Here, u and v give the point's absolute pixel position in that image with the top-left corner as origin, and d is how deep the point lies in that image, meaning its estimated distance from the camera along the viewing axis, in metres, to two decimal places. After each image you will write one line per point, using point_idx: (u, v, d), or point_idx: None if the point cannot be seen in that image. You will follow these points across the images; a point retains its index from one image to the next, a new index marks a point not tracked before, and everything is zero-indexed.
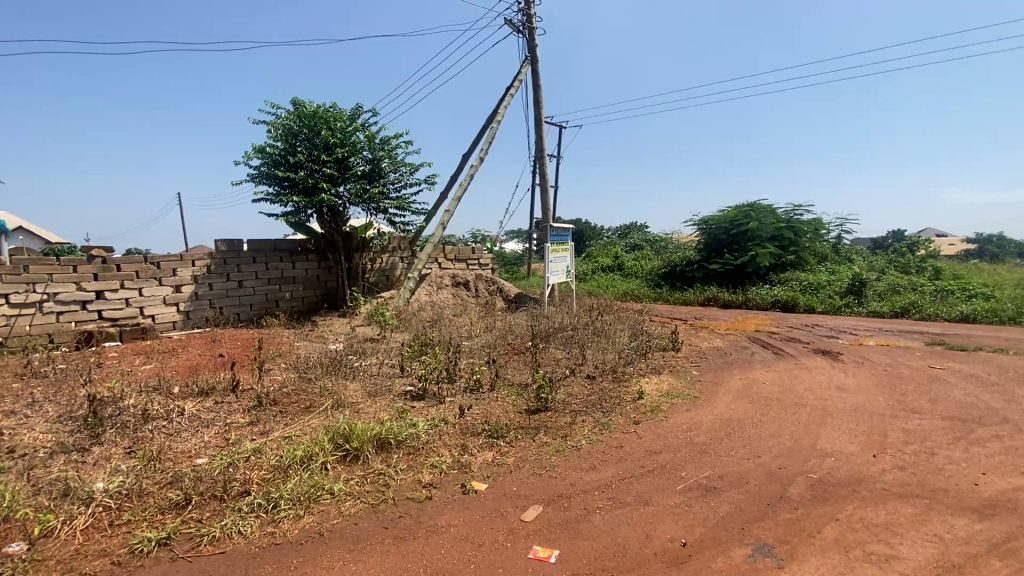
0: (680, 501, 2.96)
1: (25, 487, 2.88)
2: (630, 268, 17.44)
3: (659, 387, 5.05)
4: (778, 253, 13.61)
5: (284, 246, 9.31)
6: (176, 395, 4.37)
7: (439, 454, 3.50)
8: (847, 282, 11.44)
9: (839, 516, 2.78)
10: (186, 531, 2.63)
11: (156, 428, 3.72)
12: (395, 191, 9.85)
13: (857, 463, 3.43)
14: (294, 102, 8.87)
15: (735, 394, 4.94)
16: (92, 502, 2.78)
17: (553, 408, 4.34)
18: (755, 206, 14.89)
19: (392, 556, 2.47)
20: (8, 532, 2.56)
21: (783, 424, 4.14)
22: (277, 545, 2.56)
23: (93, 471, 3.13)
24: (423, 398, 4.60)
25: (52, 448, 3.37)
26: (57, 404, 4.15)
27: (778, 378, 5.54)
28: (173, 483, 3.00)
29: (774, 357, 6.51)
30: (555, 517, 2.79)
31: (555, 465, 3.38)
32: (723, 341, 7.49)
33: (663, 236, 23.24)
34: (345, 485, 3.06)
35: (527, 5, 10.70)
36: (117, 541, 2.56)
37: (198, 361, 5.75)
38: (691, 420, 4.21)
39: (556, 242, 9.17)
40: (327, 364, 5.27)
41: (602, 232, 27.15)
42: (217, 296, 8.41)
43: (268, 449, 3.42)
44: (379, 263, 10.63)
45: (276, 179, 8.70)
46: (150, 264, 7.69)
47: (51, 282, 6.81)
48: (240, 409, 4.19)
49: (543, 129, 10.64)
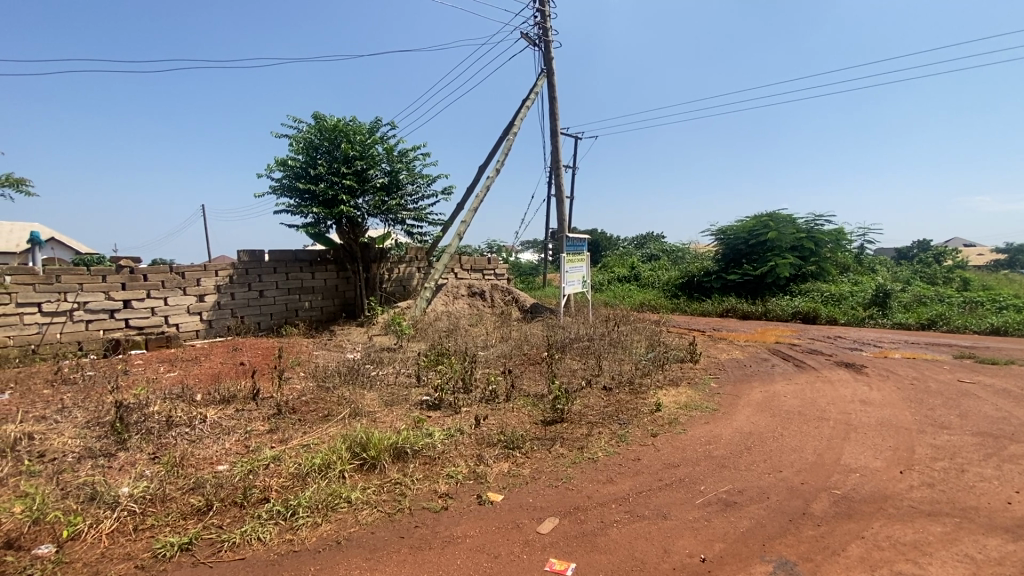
0: (699, 515, 2.92)
1: (55, 490, 2.97)
2: (646, 279, 17.35)
3: (678, 398, 4.99)
4: (798, 263, 13.41)
5: (304, 257, 9.49)
6: (198, 403, 4.45)
7: (455, 463, 3.51)
8: (871, 293, 11.21)
9: (865, 534, 2.71)
10: (207, 537, 2.67)
11: (179, 435, 3.80)
12: (412, 202, 9.98)
13: (883, 480, 3.34)
14: (315, 116, 9.08)
15: (755, 407, 4.85)
16: (117, 506, 2.84)
17: (569, 419, 4.32)
18: (774, 216, 14.76)
19: (407, 566, 2.47)
20: (38, 534, 2.64)
21: (805, 438, 4.06)
22: (295, 552, 2.58)
23: (119, 476, 3.21)
24: (440, 407, 4.64)
25: (80, 453, 3.48)
26: (85, 410, 4.27)
27: (800, 391, 5.42)
28: (195, 489, 3.06)
29: (794, 370, 6.40)
30: (572, 531, 2.76)
31: (570, 477, 3.36)
32: (743, 353, 7.40)
33: (680, 246, 23.03)
34: (362, 493, 3.08)
35: (544, 19, 10.84)
36: (141, 544, 2.62)
37: (220, 369, 5.87)
38: (710, 433, 4.15)
39: (573, 252, 9.17)
40: (346, 373, 5.34)
41: (617, 243, 27.10)
42: (239, 305, 8.58)
43: (287, 456, 3.45)
44: (396, 273, 10.75)
45: (298, 191, 8.88)
46: (175, 273, 7.88)
47: (81, 291, 7.04)
48: (260, 418, 4.25)
49: (559, 140, 10.70)
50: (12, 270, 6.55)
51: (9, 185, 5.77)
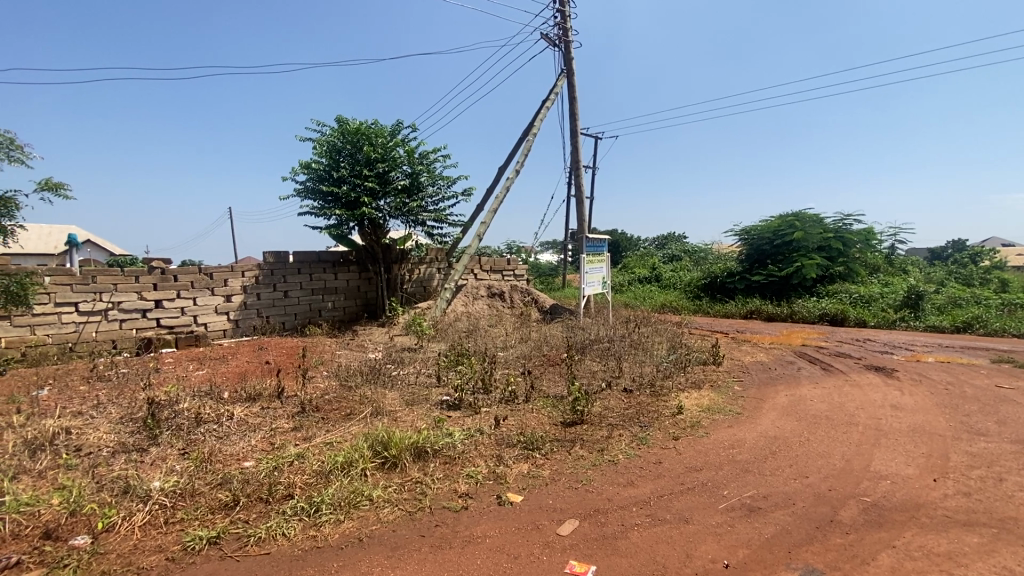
0: (723, 520, 2.87)
1: (91, 484, 3.08)
2: (667, 280, 17.12)
3: (700, 401, 4.91)
4: (826, 264, 13.08)
5: (327, 258, 9.66)
6: (225, 401, 4.57)
7: (475, 463, 3.53)
8: (903, 295, 10.86)
9: (896, 543, 2.63)
10: (234, 531, 2.73)
11: (208, 431, 3.90)
12: (433, 203, 10.06)
13: (916, 488, 3.23)
14: (338, 119, 9.24)
15: (780, 411, 4.75)
16: (149, 500, 2.93)
17: (589, 421, 4.29)
18: (800, 216, 14.43)
19: (428, 564, 2.49)
20: (75, 525, 2.74)
21: (833, 444, 3.95)
22: (319, 548, 2.62)
23: (150, 470, 3.31)
24: (459, 407, 4.67)
25: (115, 447, 3.60)
26: (119, 406, 4.42)
27: (827, 395, 5.29)
28: (223, 484, 3.14)
29: (821, 373, 6.25)
30: (592, 533, 2.74)
31: (590, 480, 3.33)
32: (768, 356, 7.25)
33: (703, 246, 22.69)
34: (383, 491, 3.12)
35: (564, 19, 10.81)
36: (171, 537, 2.70)
37: (246, 367, 6.01)
38: (734, 437, 4.08)
39: (593, 253, 9.12)
40: (367, 373, 5.40)
41: (638, 244, 26.85)
42: (264, 306, 8.76)
43: (311, 454, 3.52)
44: (416, 274, 10.85)
45: (321, 194, 9.04)
46: (203, 274, 8.10)
47: (116, 291, 7.29)
48: (285, 416, 4.34)
49: (579, 140, 10.65)
50: (51, 270, 6.81)
51: (47, 189, 5.99)
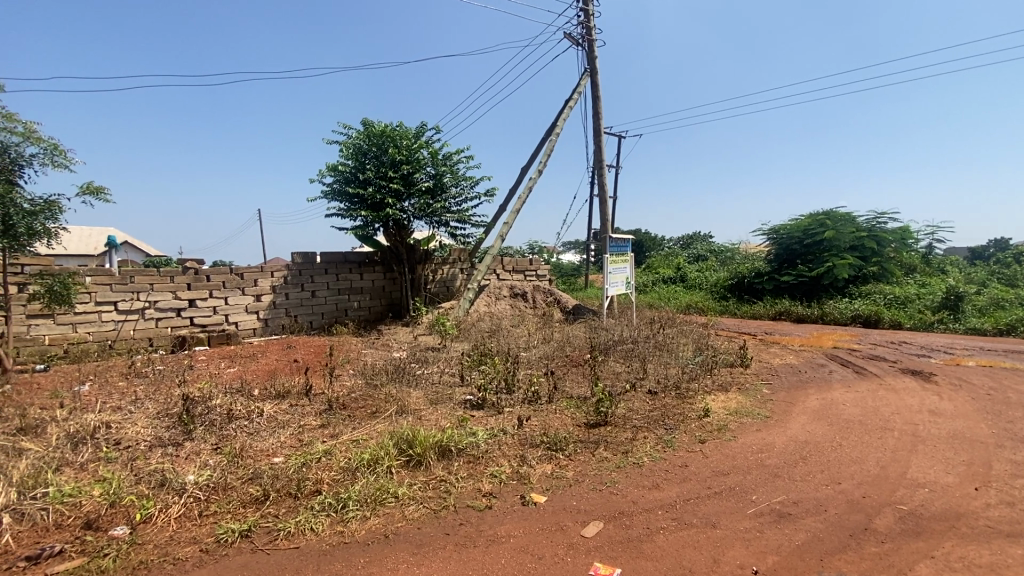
0: (751, 525, 2.81)
1: (130, 476, 3.20)
2: (693, 281, 16.84)
3: (727, 404, 4.82)
4: (858, 264, 12.69)
5: (353, 258, 9.82)
6: (256, 398, 4.69)
7: (499, 463, 3.54)
8: (941, 297, 10.45)
9: (934, 554, 2.53)
10: (264, 525, 2.80)
11: (239, 427, 4.01)
12: (456, 204, 10.13)
13: (955, 496, 3.10)
14: (364, 122, 9.40)
15: (811, 415, 4.62)
16: (185, 493, 3.03)
17: (614, 423, 4.26)
18: (831, 214, 14.03)
19: (453, 562, 2.51)
20: (115, 515, 2.86)
21: (867, 449, 3.83)
22: (346, 544, 2.67)
23: (185, 464, 3.42)
24: (483, 407, 4.68)
25: (152, 441, 3.73)
26: (156, 402, 4.59)
27: (860, 399, 5.13)
28: (254, 479, 3.22)
29: (854, 377, 6.06)
30: (617, 535, 2.72)
31: (615, 482, 3.31)
32: (797, 358, 7.07)
33: (730, 246, 22.23)
34: (408, 489, 3.15)
35: (587, 18, 10.76)
36: (205, 530, 2.78)
37: (275, 365, 6.16)
38: (763, 441, 3.99)
39: (617, 253, 9.04)
40: (392, 372, 5.47)
41: (662, 244, 26.51)
42: (293, 305, 8.96)
43: (338, 451, 3.59)
44: (440, 274, 10.94)
45: (347, 195, 9.20)
46: (235, 274, 8.33)
47: (152, 291, 7.55)
48: (313, 413, 4.43)
49: (602, 139, 10.58)
50: (92, 270, 7.09)
51: (88, 194, 6.24)
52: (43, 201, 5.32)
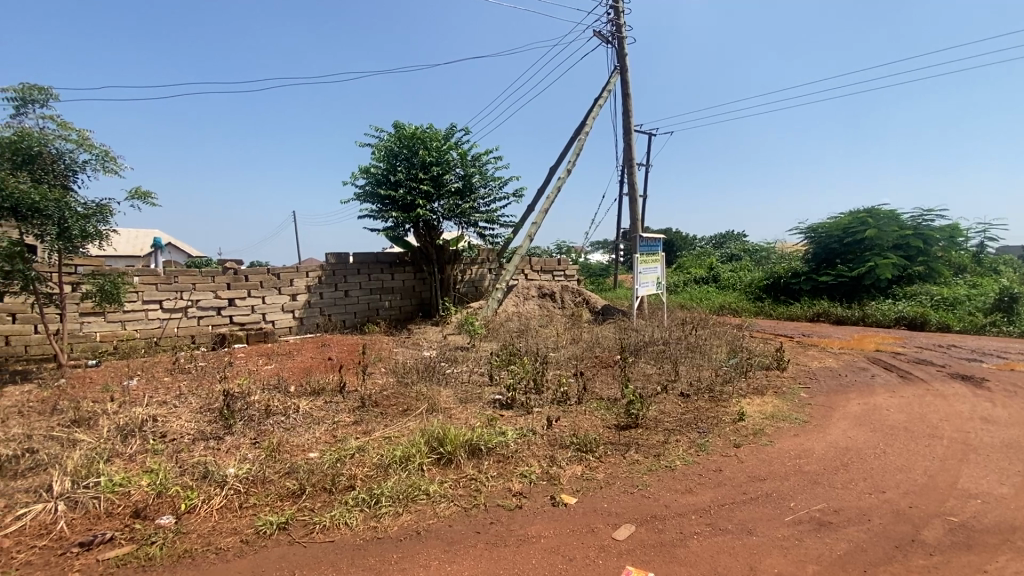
0: (789, 533, 2.72)
1: (175, 468, 3.35)
2: (726, 281, 16.44)
3: (763, 408, 4.69)
4: (902, 264, 12.14)
5: (384, 258, 9.98)
6: (293, 394, 4.83)
7: (529, 463, 3.53)
8: (994, 298, 9.89)
9: (988, 568, 2.40)
10: (301, 519, 2.88)
11: (276, 423, 4.14)
12: (485, 205, 10.18)
13: (1011, 509, 2.93)
14: (395, 125, 9.54)
15: (852, 421, 4.45)
16: (226, 485, 3.14)
17: (645, 425, 4.20)
18: (873, 212, 13.47)
19: (485, 560, 2.53)
20: (162, 505, 2.99)
21: (913, 457, 3.66)
22: (379, 539, 2.72)
23: (226, 457, 3.55)
24: (512, 407, 4.68)
25: (195, 435, 3.89)
26: (199, 397, 4.78)
27: (905, 405, 4.91)
28: (290, 473, 3.32)
29: (898, 381, 5.80)
30: (649, 539, 2.69)
31: (647, 485, 3.26)
32: (837, 361, 6.81)
33: (765, 246, 21.60)
34: (439, 487, 3.18)
35: (618, 15, 10.64)
36: (245, 521, 2.88)
37: (310, 363, 6.32)
38: (801, 446, 3.87)
39: (647, 253, 8.90)
40: (423, 370, 5.54)
41: (694, 244, 25.99)
42: (327, 305, 9.19)
43: (370, 447, 3.65)
44: (468, 275, 11.02)
45: (379, 197, 9.36)
46: (272, 274, 8.59)
47: (194, 290, 7.86)
48: (347, 410, 4.53)
49: (632, 138, 10.45)
50: (139, 271, 7.42)
51: (136, 198, 6.54)
52: (96, 205, 5.61)
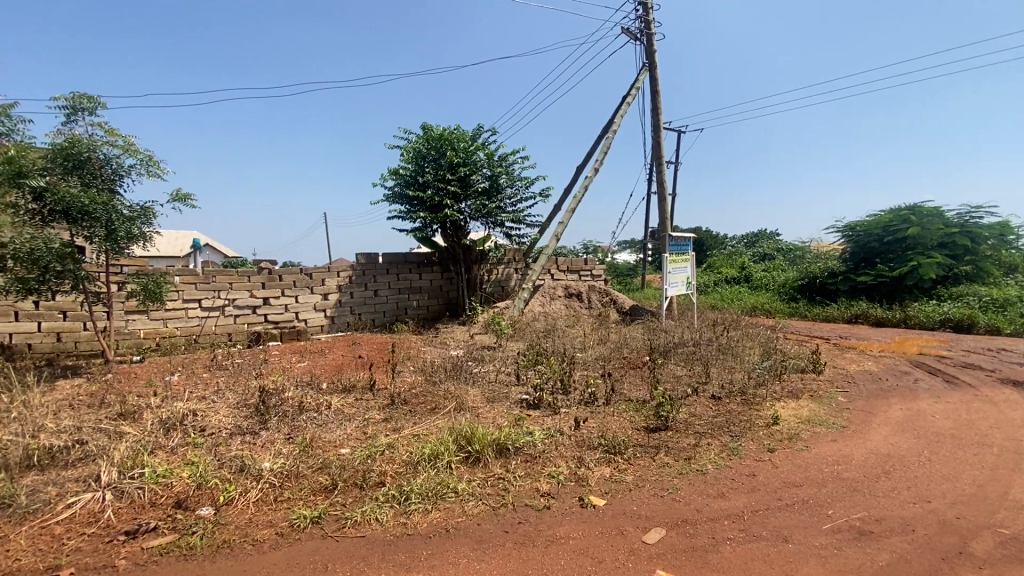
0: (827, 542, 2.63)
1: (214, 461, 3.47)
2: (759, 281, 16.01)
3: (798, 412, 4.55)
4: (948, 263, 11.59)
5: (412, 258, 10.10)
6: (325, 391, 4.94)
7: (557, 463, 3.52)
8: None
9: None
10: (333, 513, 2.94)
11: (309, 419, 4.24)
12: (511, 205, 10.20)
13: None
14: (423, 127, 9.65)
15: (894, 427, 4.27)
16: (261, 479, 3.24)
17: (675, 427, 4.13)
18: (916, 209, 12.91)
19: (513, 560, 2.53)
20: (202, 496, 3.10)
21: (961, 466, 3.49)
22: (409, 535, 2.75)
23: (262, 451, 3.66)
24: (540, 407, 4.67)
25: (232, 429, 4.02)
26: (236, 392, 4.94)
27: (952, 411, 4.68)
28: (323, 468, 3.39)
29: (944, 386, 5.53)
30: (680, 543, 2.64)
31: (677, 488, 3.21)
32: (878, 365, 6.55)
33: (799, 245, 20.95)
34: (468, 485, 3.20)
35: (646, 11, 10.49)
36: (280, 514, 2.96)
37: (341, 361, 6.45)
38: (839, 452, 3.74)
39: (677, 252, 8.74)
40: (450, 369, 5.59)
41: (725, 243, 25.42)
42: (357, 304, 9.36)
43: (400, 445, 3.70)
44: (495, 274, 11.06)
45: (408, 198, 9.48)
46: (304, 274, 8.80)
47: (231, 290, 8.12)
48: (377, 407, 4.60)
49: (661, 135, 10.29)
50: (180, 271, 7.71)
51: (177, 200, 6.80)
52: (140, 208, 5.86)
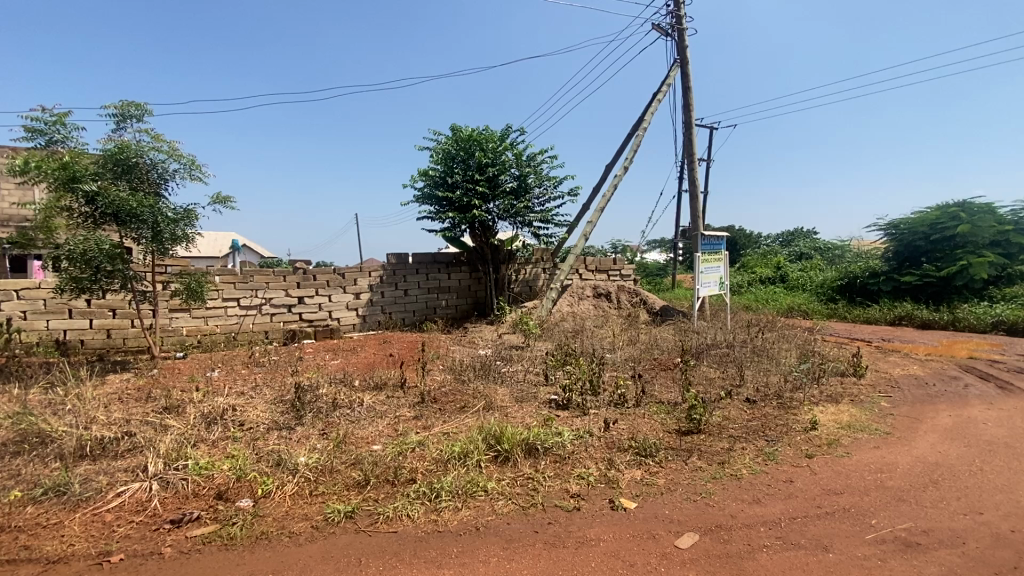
0: (871, 553, 2.53)
1: (253, 455, 3.58)
2: (794, 281, 15.53)
3: (838, 417, 4.39)
4: (1002, 262, 11.00)
5: (441, 258, 10.20)
6: (357, 388, 5.04)
7: (586, 465, 3.50)
8: None
9: None
10: (365, 509, 3.00)
11: (342, 416, 4.34)
12: (539, 205, 10.18)
13: None
14: (452, 128, 9.74)
15: (942, 434, 4.07)
16: (297, 473, 3.33)
17: (708, 431, 4.04)
18: (965, 206, 12.30)
19: (544, 560, 2.52)
20: (241, 488, 3.21)
21: (1017, 477, 3.29)
22: (440, 532, 2.78)
23: (297, 446, 3.76)
24: (568, 407, 4.65)
25: (270, 424, 4.15)
26: (273, 388, 5.09)
27: (1006, 419, 4.43)
28: (356, 464, 3.46)
29: (997, 393, 5.25)
30: (714, 549, 2.59)
31: (711, 493, 3.14)
32: (924, 369, 6.25)
33: (838, 244, 20.21)
34: (497, 484, 3.22)
35: (677, 7, 10.32)
36: (315, 508, 3.03)
37: (372, 359, 6.57)
38: (882, 459, 3.59)
39: (709, 252, 8.55)
40: (479, 369, 5.62)
41: (759, 242, 24.72)
42: (387, 303, 9.52)
43: (430, 443, 3.74)
44: (523, 274, 11.06)
45: (437, 199, 9.58)
46: (337, 274, 8.99)
47: (268, 289, 8.37)
48: (407, 405, 4.66)
49: (692, 132, 10.10)
50: (220, 271, 8.00)
51: (217, 203, 7.04)
52: (183, 211, 6.10)
